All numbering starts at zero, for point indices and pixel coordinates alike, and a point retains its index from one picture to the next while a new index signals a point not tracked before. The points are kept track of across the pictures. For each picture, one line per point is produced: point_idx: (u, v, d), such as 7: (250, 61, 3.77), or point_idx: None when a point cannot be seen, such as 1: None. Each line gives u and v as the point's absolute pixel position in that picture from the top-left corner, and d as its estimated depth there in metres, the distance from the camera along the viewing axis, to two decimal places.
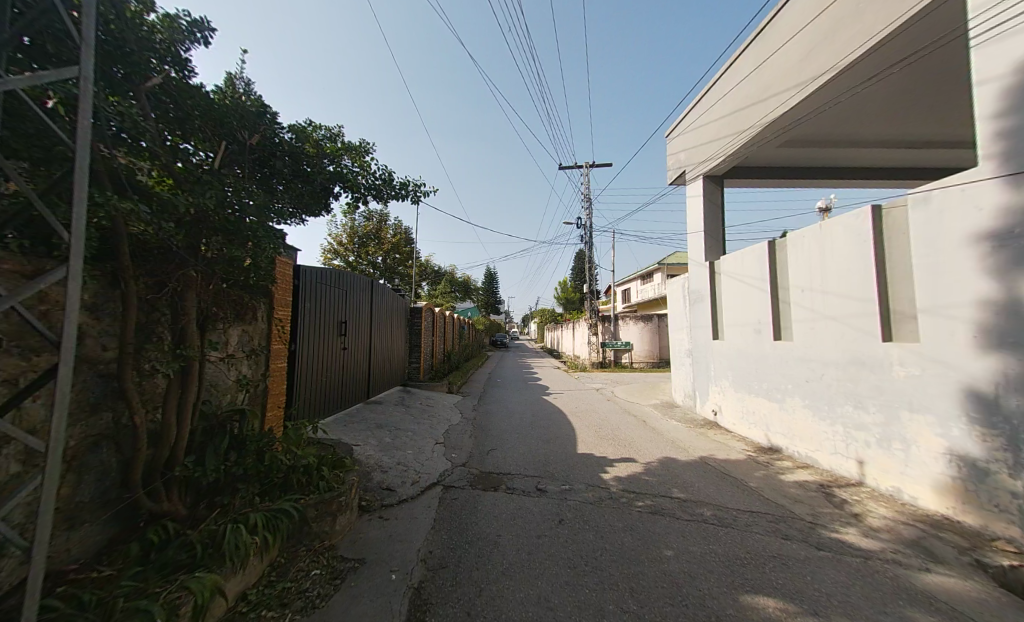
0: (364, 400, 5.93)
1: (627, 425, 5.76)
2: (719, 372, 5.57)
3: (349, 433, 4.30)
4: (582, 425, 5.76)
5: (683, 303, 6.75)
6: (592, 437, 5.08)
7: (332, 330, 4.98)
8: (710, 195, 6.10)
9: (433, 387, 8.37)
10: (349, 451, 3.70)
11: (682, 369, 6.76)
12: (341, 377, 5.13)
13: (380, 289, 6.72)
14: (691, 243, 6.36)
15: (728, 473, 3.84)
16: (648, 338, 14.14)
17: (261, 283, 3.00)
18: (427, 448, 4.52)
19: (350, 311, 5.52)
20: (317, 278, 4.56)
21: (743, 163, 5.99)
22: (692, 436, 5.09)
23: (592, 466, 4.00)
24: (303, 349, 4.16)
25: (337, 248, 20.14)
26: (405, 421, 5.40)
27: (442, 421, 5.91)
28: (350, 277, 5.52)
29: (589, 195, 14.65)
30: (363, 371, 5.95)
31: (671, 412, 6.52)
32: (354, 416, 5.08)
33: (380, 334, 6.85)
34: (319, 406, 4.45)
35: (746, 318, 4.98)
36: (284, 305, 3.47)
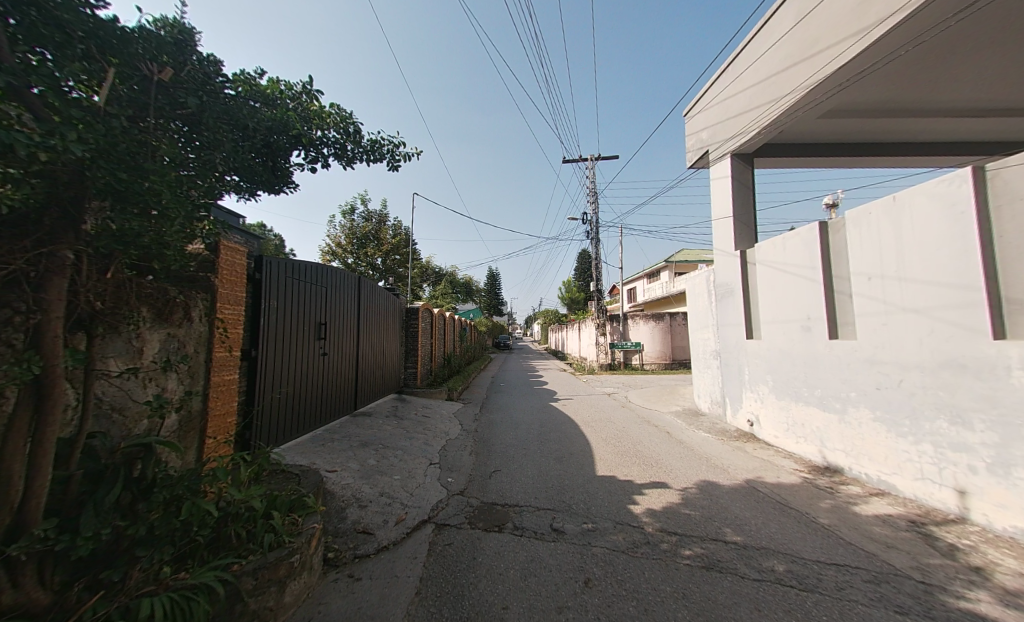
0: (350, 413, 5.26)
1: (650, 437, 5.05)
2: (754, 376, 4.85)
3: (324, 458, 3.60)
4: (599, 438, 5.06)
5: (707, 298, 6.03)
6: (611, 455, 4.37)
7: (310, 333, 4.30)
8: (738, 175, 5.37)
9: (432, 395, 7.71)
10: (318, 481, 3.01)
11: (707, 372, 6.04)
12: (319, 388, 4.46)
13: (369, 287, 6.04)
14: (717, 230, 5.66)
15: (786, 503, 3.11)
16: (661, 338, 13.36)
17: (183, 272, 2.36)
18: (418, 470, 3.83)
19: (332, 311, 4.82)
20: (287, 272, 3.87)
21: (776, 139, 5.27)
22: (729, 453, 4.36)
23: (617, 495, 3.29)
24: (267, 355, 3.48)
25: (335, 249, 19.58)
26: (395, 437, 4.70)
27: (439, 434, 5.22)
28: (332, 272, 4.82)
29: (595, 189, 13.98)
30: (349, 380, 5.26)
31: (697, 421, 5.79)
32: (335, 433, 4.39)
33: (370, 337, 6.16)
34: (286, 425, 3.77)
35: (789, 313, 4.27)
36: (233, 302, 2.81)
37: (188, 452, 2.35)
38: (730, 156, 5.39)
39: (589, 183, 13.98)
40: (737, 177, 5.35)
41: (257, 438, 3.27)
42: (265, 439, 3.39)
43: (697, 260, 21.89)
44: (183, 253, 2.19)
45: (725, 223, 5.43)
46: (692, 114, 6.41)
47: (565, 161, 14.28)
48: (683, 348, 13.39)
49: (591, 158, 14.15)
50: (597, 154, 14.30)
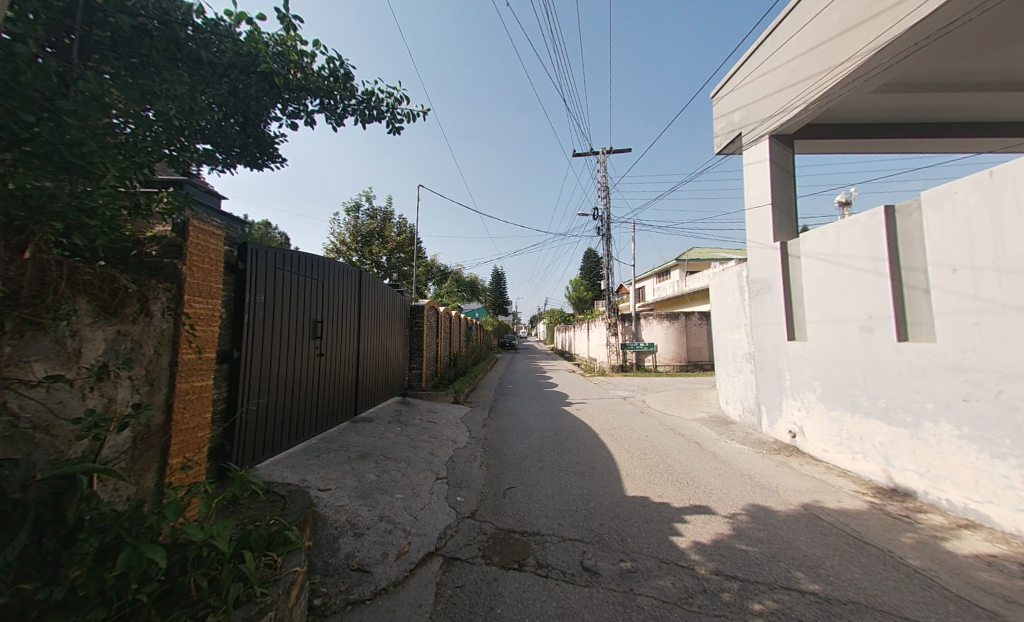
0: (349, 419, 4.85)
1: (679, 449, 4.58)
2: (798, 382, 4.33)
3: (316, 474, 3.16)
4: (622, 449, 4.60)
5: (736, 295, 5.52)
6: (639, 471, 3.89)
7: (305, 332, 3.88)
8: (777, 159, 4.84)
9: (438, 398, 7.27)
10: (307, 507, 2.56)
11: (737, 377, 5.53)
12: (315, 393, 4.05)
13: (370, 282, 5.62)
14: (751, 221, 5.15)
15: (860, 537, 2.61)
16: (675, 339, 12.79)
17: (113, 252, 1.89)
18: (424, 488, 3.38)
19: (330, 307, 4.40)
20: (279, 264, 3.45)
21: (821, 118, 4.75)
22: (774, 469, 3.87)
23: (655, 522, 2.81)
24: (252, 356, 3.05)
25: (339, 247, 19.30)
26: (397, 446, 4.26)
27: (446, 442, 4.77)
28: (330, 265, 4.41)
29: (606, 184, 13.45)
30: (348, 383, 4.85)
31: (727, 429, 5.30)
32: (331, 442, 3.96)
33: (372, 335, 5.74)
34: (274, 436, 3.35)
35: (844, 311, 3.75)
36: (206, 294, 2.37)
37: (141, 477, 1.90)
38: (769, 138, 4.87)
39: (601, 178, 13.46)
40: (776, 161, 4.83)
41: (236, 453, 2.83)
42: (246, 453, 2.96)
43: (709, 258, 21.21)
44: (122, 226, 1.73)
45: (762, 212, 4.91)
46: (722, 95, 5.88)
47: (575, 155, 13.82)
48: (699, 349, 12.80)
49: (602, 152, 13.65)
50: (609, 147, 13.76)
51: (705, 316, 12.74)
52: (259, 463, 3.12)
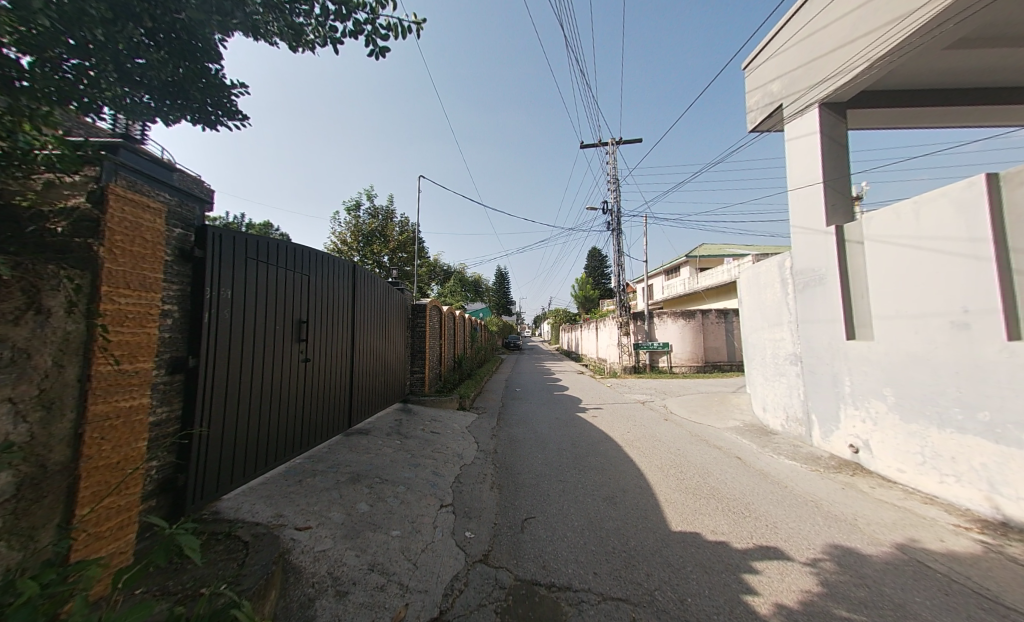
0: (342, 432, 4.30)
1: (721, 466, 3.97)
2: (863, 388, 3.70)
3: (296, 505, 2.59)
4: (654, 466, 4.00)
5: (776, 289, 4.90)
6: (681, 496, 3.29)
7: (288, 334, 3.34)
8: (829, 130, 4.22)
9: (443, 404, 6.71)
10: (276, 557, 1.97)
11: (778, 382, 4.91)
12: (300, 404, 3.49)
13: (364, 276, 5.05)
14: (796, 203, 4.54)
15: (993, 597, 1.99)
16: (691, 338, 12.04)
17: None
18: (426, 521, 2.80)
19: (318, 305, 3.86)
20: (252, 253, 2.89)
21: (881, 81, 4.11)
22: (844, 495, 3.24)
23: (717, 573, 2.21)
24: (217, 365, 2.49)
25: (340, 248, 18.89)
26: (396, 464, 3.68)
27: (451, 457, 4.19)
28: (317, 257, 3.85)
29: (615, 176, 12.85)
30: (341, 391, 4.28)
31: (769, 441, 4.69)
32: (319, 462, 3.39)
33: (369, 337, 5.19)
34: (247, 460, 2.78)
35: (929, 304, 3.12)
36: (137, 285, 1.79)
37: (26, 542, 1.29)
38: (819, 106, 4.25)
39: (610, 170, 12.89)
40: (827, 133, 4.21)
41: (193, 486, 2.27)
42: (208, 485, 2.40)
43: (722, 254, 20.40)
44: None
45: (811, 192, 4.30)
46: (757, 65, 5.28)
47: (582, 147, 13.23)
48: (717, 349, 12.01)
49: (611, 143, 13.14)
50: (618, 139, 13.21)
51: (723, 314, 12.00)
52: (226, 495, 2.55)
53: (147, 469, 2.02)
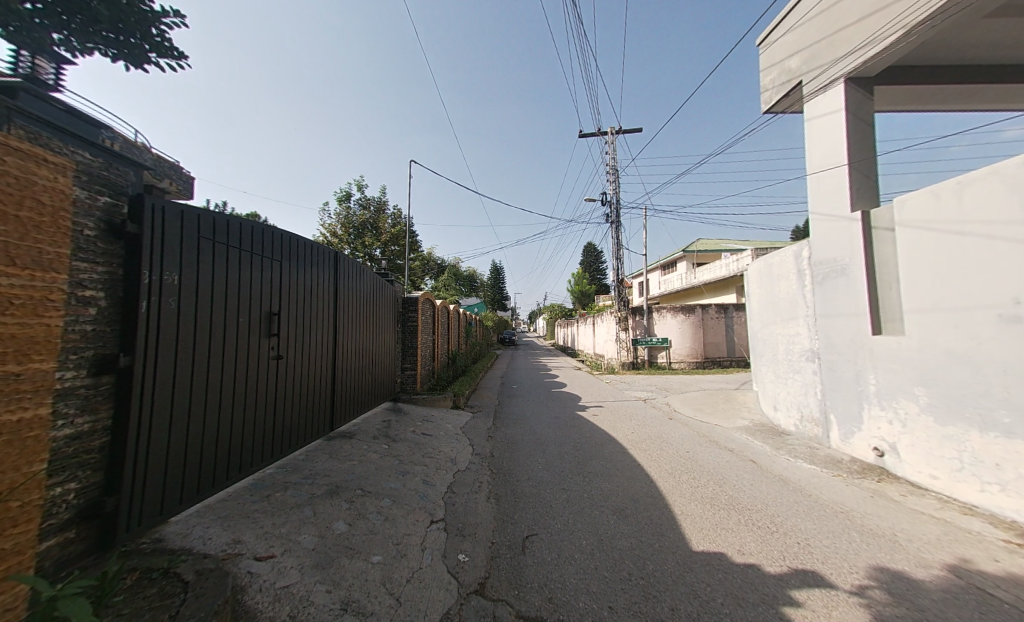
0: (322, 436, 3.91)
1: (736, 471, 3.66)
2: (892, 387, 3.40)
3: (259, 527, 2.20)
4: (664, 471, 3.68)
5: (792, 280, 4.59)
6: (697, 507, 2.97)
7: (256, 328, 2.92)
8: (855, 108, 3.90)
9: (435, 403, 6.34)
10: (222, 601, 1.58)
11: (792, 379, 4.62)
12: (270, 408, 3.09)
13: (347, 264, 4.61)
14: (816, 188, 4.23)
15: None
16: (691, 333, 11.78)
17: None
18: (413, 541, 2.44)
19: (293, 296, 3.44)
20: (209, 233, 2.47)
21: (913, 52, 3.78)
22: (875, 504, 2.95)
23: (753, 607, 1.88)
24: (160, 364, 2.08)
25: (331, 240, 18.35)
26: (381, 473, 3.30)
27: (443, 463, 3.82)
28: (291, 242, 3.43)
29: (614, 166, 12.49)
30: (320, 391, 3.88)
31: (783, 442, 4.41)
32: (293, 472, 3.00)
33: (354, 332, 4.78)
34: (203, 474, 2.38)
35: (972, 294, 2.81)
36: (27, 263, 1.35)
37: None
38: (845, 81, 3.93)
39: (609, 161, 12.54)
40: (853, 110, 3.89)
41: (127, 512, 1.87)
42: (149, 508, 2.01)
43: (719, 249, 20.19)
44: None
45: (833, 175, 3.98)
46: (772, 40, 4.92)
47: (581, 137, 12.86)
48: (717, 345, 11.76)
49: (610, 132, 12.78)
50: (617, 128, 12.85)
51: (723, 309, 11.76)
52: (173, 517, 2.16)
53: (60, 495, 1.62)
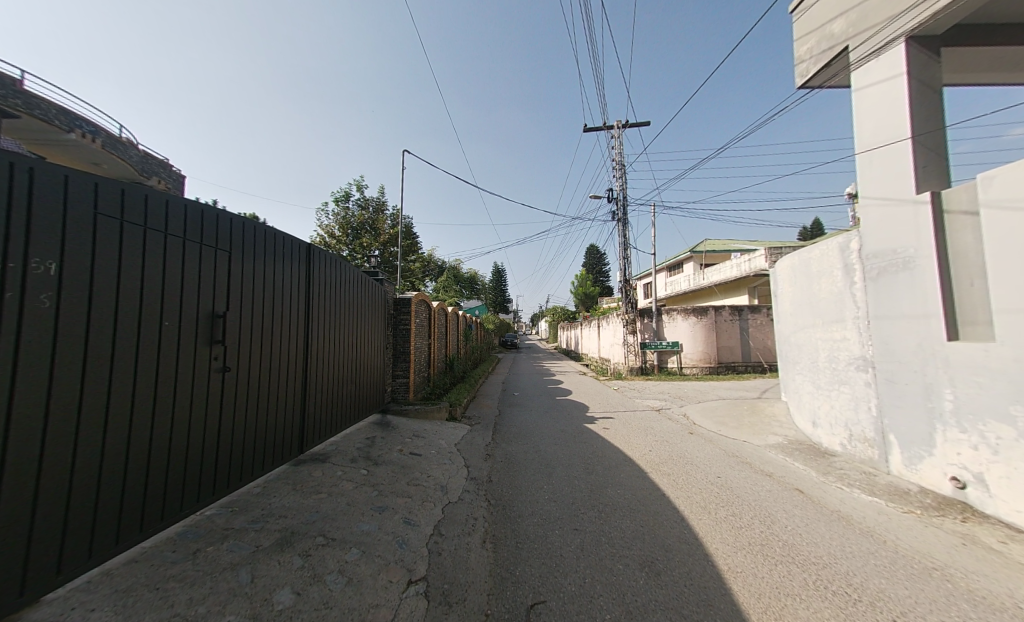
0: (286, 460, 3.32)
1: (783, 504, 3.03)
2: (977, 404, 2.77)
3: (165, 605, 1.61)
4: (695, 504, 3.05)
5: (836, 276, 3.98)
6: (747, 559, 2.34)
7: (191, 333, 2.35)
8: (918, 73, 3.33)
9: (429, 415, 5.72)
10: None
11: (837, 391, 3.99)
12: (212, 432, 2.51)
13: (322, 260, 4.04)
14: (868, 168, 3.64)
15: None
16: (703, 337, 11.11)
17: None
18: (380, 616, 1.82)
19: (248, 296, 2.88)
20: (117, 210, 1.90)
21: (991, 3, 3.17)
22: (976, 557, 2.30)
23: None
24: (24, 384, 1.49)
25: (328, 241, 17.89)
26: (353, 509, 2.71)
27: (431, 493, 3.21)
28: (244, 231, 2.86)
29: (620, 161, 11.93)
30: (285, 408, 3.30)
31: (829, 464, 3.77)
32: (240, 514, 2.40)
33: (332, 337, 4.20)
34: (100, 530, 1.79)
35: None
36: None
37: None
38: (906, 40, 3.34)
39: (615, 156, 12.01)
40: (916, 75, 3.32)
41: None
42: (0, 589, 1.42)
43: (727, 249, 19.54)
44: None
45: (892, 153, 3.41)
46: (809, 6, 4.36)
47: (586, 133, 12.34)
48: (731, 349, 11.09)
49: (616, 126, 12.26)
50: (624, 122, 12.28)
51: (737, 311, 11.10)
52: (47, 596, 1.57)
53: None
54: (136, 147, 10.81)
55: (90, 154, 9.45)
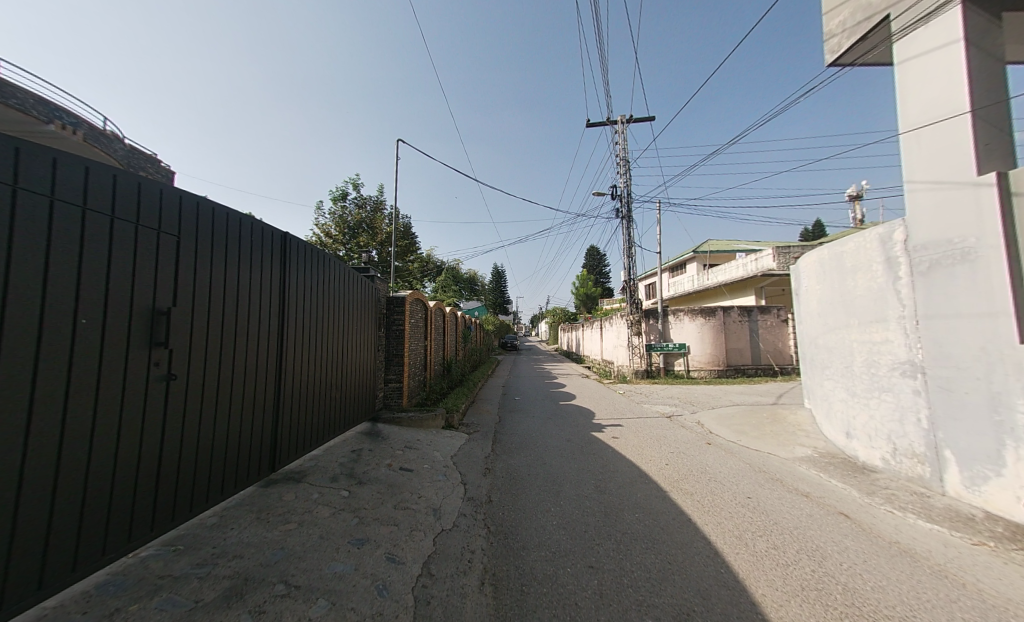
0: (254, 482, 2.87)
1: (830, 535, 2.59)
2: None
3: None
4: (729, 534, 2.61)
5: (876, 271, 3.56)
6: (802, 609, 1.91)
7: (123, 335, 1.89)
8: (977, 39, 2.92)
9: (424, 423, 5.27)
10: None
11: (877, 399, 3.57)
12: (153, 455, 2.05)
13: (301, 252, 3.57)
14: (916, 149, 3.24)
15: None
16: (711, 339, 10.69)
17: None
18: None
19: (205, 291, 2.43)
20: (5, 174, 1.44)
21: None
22: None
23: None
24: None
25: (324, 240, 17.48)
26: (326, 545, 2.26)
27: (422, 521, 2.76)
28: (201, 213, 2.41)
29: (625, 157, 11.56)
30: (252, 422, 2.84)
31: (872, 482, 3.34)
32: (181, 557, 1.95)
33: (313, 339, 3.74)
34: None
35: None
36: None
37: None
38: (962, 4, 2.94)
39: (619, 151, 11.63)
40: (976, 42, 2.92)
41: None
42: None
43: (731, 248, 19.20)
44: None
45: (947, 131, 3.02)
46: None
47: (589, 127, 11.97)
48: (740, 351, 10.68)
49: (620, 121, 11.89)
50: (628, 116, 11.93)
51: (746, 312, 10.69)
52: None
53: None
54: (122, 141, 10.40)
55: (72, 147, 9.05)
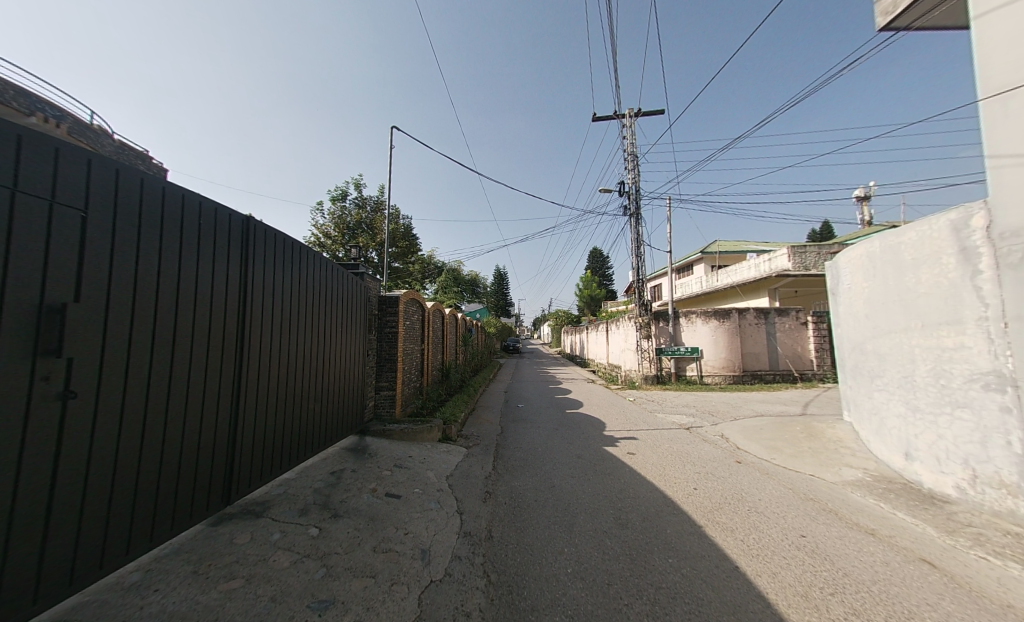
0: (201, 521, 2.32)
1: (920, 594, 2.03)
2: None
3: None
4: (790, 591, 2.07)
5: (947, 264, 3.02)
6: None
7: None
8: None
9: (417, 437, 4.73)
10: None
11: (950, 416, 3.01)
12: (38, 508, 1.46)
13: (271, 241, 3.01)
14: (1003, 116, 2.71)
15: None
16: (726, 342, 10.11)
17: None
18: None
19: (130, 283, 1.85)
20: None
21: None
22: None
23: None
24: None
25: (323, 241, 17.08)
26: (275, 613, 1.72)
27: (406, 570, 2.22)
28: (122, 182, 1.82)
29: (633, 152, 11.06)
30: (200, 448, 2.30)
31: (950, 518, 2.77)
32: None
33: (285, 344, 3.19)
34: None
35: None
36: None
37: None
38: None
39: (627, 146, 11.14)
40: None
41: None
42: None
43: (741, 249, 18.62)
44: None
45: None
46: None
47: (595, 121, 11.48)
48: (756, 355, 10.09)
49: (628, 114, 11.41)
50: (636, 110, 11.46)
51: (763, 314, 10.11)
52: None
53: None
54: (110, 136, 9.96)
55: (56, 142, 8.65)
